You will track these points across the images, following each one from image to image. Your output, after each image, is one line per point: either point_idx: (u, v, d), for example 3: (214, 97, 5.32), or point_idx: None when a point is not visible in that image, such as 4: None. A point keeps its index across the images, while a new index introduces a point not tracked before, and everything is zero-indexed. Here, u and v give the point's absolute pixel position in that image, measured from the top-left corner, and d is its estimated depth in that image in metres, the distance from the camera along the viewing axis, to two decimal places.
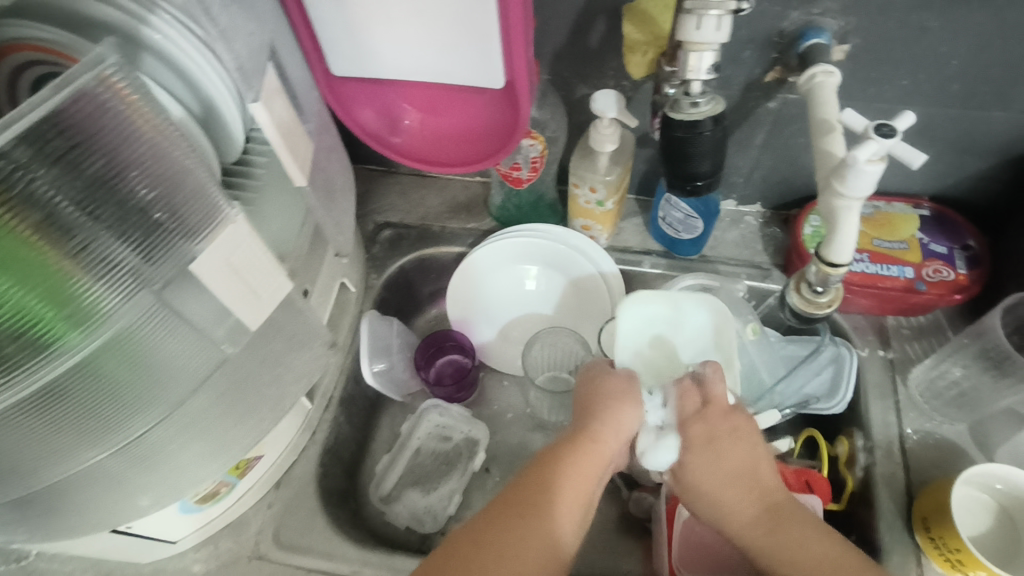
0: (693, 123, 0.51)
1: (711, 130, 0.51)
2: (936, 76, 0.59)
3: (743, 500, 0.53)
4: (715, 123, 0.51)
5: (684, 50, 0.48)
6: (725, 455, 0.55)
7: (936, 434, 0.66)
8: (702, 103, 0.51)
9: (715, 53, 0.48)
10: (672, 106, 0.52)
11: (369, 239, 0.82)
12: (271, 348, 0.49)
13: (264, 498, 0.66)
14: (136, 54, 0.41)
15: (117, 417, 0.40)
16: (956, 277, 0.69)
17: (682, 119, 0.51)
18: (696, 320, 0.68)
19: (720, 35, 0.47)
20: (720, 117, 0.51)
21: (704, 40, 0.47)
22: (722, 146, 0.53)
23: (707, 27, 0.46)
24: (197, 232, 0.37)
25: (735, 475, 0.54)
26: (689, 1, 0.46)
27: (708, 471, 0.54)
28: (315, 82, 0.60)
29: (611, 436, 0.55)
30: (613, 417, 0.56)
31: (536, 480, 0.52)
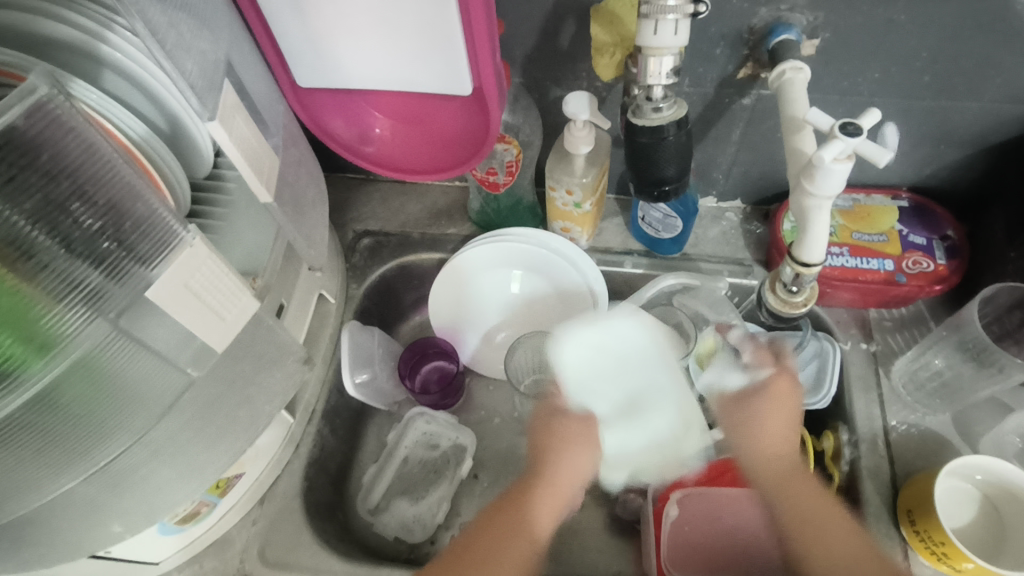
0: (656, 128, 0.50)
1: (676, 133, 0.51)
2: (907, 68, 0.59)
3: (779, 459, 0.57)
4: (678, 128, 0.51)
5: (644, 55, 0.48)
6: (766, 415, 0.59)
7: (921, 425, 0.66)
8: (664, 108, 0.50)
9: (674, 58, 0.48)
10: (633, 111, 0.51)
11: (349, 248, 0.82)
12: (241, 368, 0.48)
13: (249, 515, 0.66)
14: (96, 71, 0.44)
15: (82, 446, 0.40)
16: (936, 268, 0.69)
17: (644, 125, 0.51)
18: (624, 330, 0.69)
19: (678, 39, 0.46)
20: (683, 121, 0.51)
21: (662, 45, 0.46)
22: (688, 148, 0.53)
23: (664, 31, 0.46)
24: (152, 257, 0.36)
25: (774, 444, 0.58)
26: (646, 5, 0.45)
27: (778, 426, 0.58)
28: (281, 93, 0.59)
29: (566, 476, 0.59)
30: (564, 462, 0.59)
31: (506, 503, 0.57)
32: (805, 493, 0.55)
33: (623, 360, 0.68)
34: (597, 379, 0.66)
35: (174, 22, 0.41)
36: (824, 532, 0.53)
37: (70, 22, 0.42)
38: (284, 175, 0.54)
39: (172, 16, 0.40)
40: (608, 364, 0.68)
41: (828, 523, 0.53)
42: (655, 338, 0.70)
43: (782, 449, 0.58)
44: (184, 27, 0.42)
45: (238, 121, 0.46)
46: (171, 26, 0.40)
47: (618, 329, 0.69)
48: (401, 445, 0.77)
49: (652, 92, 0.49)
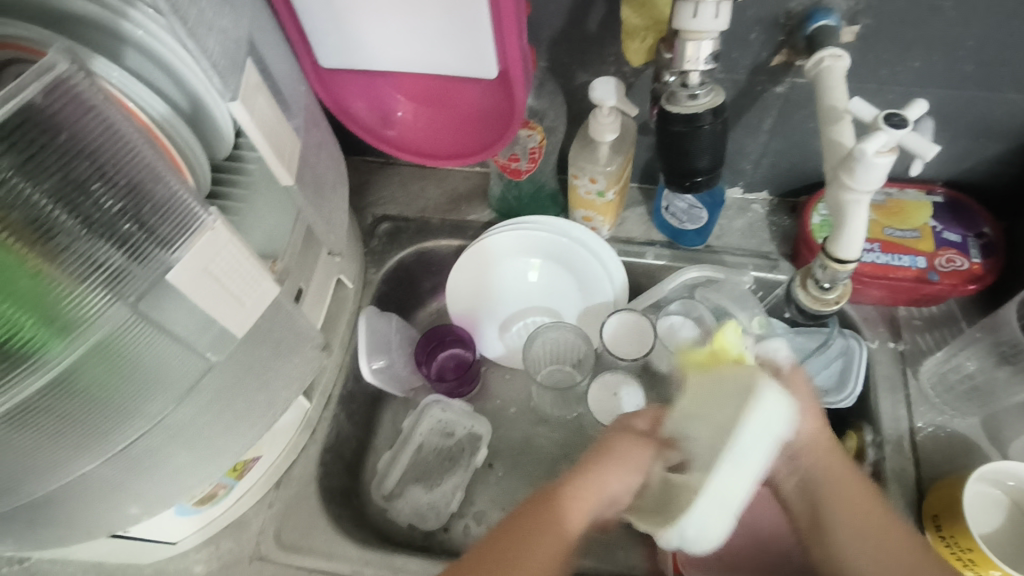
0: (692, 115, 0.49)
1: (712, 122, 0.49)
2: (949, 58, 0.57)
3: (828, 463, 0.50)
4: (714, 116, 0.49)
5: (682, 39, 0.46)
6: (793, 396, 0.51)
7: (947, 428, 0.65)
8: (700, 96, 0.48)
9: (713, 42, 0.46)
10: (668, 98, 0.50)
11: (367, 232, 0.81)
12: (259, 354, 0.48)
13: (265, 497, 0.66)
14: (117, 48, 0.41)
15: (102, 429, 0.40)
16: (971, 267, 0.67)
17: (679, 113, 0.49)
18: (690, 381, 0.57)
19: (718, 22, 0.44)
20: (719, 109, 0.49)
21: (702, 29, 0.44)
22: (722, 138, 0.51)
23: (704, 14, 0.44)
24: (174, 240, 0.36)
25: (812, 442, 0.50)
26: None
27: (814, 458, 0.50)
28: (304, 74, 0.58)
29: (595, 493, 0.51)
30: (602, 476, 0.52)
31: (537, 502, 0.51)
32: (847, 490, 0.49)
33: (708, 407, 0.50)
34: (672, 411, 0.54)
35: None
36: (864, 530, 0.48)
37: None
38: (305, 158, 0.53)
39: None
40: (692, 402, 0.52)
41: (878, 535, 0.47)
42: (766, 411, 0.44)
43: (825, 451, 0.50)
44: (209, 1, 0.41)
45: (260, 101, 0.44)
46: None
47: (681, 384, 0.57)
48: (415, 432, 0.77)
49: (688, 78, 0.48)
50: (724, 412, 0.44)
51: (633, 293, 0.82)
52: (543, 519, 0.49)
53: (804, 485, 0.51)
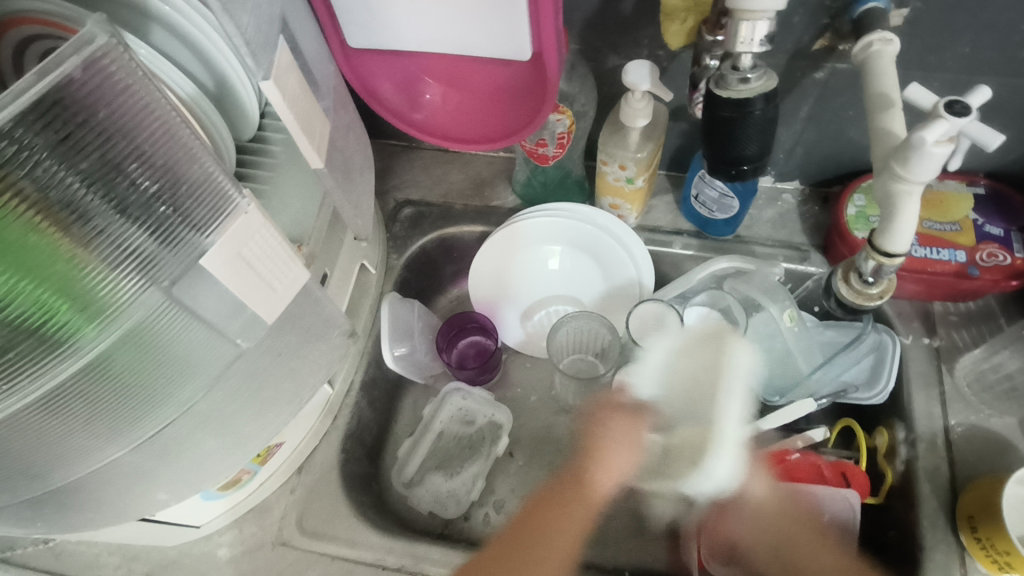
0: (743, 101, 0.47)
1: (764, 107, 0.47)
2: (1002, 43, 0.54)
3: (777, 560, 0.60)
4: (766, 101, 0.47)
5: (736, 18, 0.44)
6: (752, 510, 0.61)
7: (983, 427, 0.63)
8: (752, 79, 0.47)
9: (770, 23, 0.43)
10: (717, 82, 0.48)
11: (390, 217, 0.80)
12: (288, 342, 0.47)
13: (287, 483, 0.66)
14: (144, 25, 0.42)
15: (134, 416, 0.39)
16: (1013, 261, 0.64)
17: (729, 98, 0.47)
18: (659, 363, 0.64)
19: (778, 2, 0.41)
20: (772, 94, 0.47)
21: (760, 9, 0.42)
22: (773, 125, 0.49)
23: None
24: (207, 224, 0.35)
25: (764, 506, 0.60)
26: None
27: (747, 525, 0.61)
28: (332, 54, 0.56)
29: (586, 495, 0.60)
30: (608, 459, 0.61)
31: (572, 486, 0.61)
32: (798, 541, 0.58)
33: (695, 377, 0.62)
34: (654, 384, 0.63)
35: None
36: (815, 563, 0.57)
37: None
38: (333, 142, 0.52)
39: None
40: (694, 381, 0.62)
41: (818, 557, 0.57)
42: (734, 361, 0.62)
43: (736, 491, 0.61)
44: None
45: (292, 81, 0.43)
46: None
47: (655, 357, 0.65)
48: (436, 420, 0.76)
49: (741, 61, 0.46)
50: (700, 368, 0.62)
51: (659, 283, 0.81)
52: (551, 509, 0.60)
53: (774, 551, 0.60)
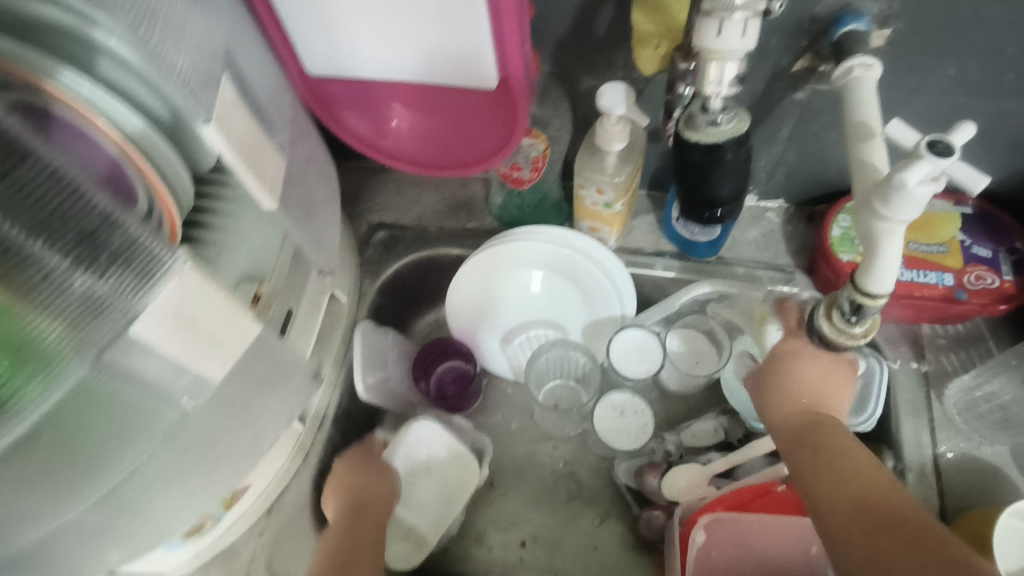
0: (713, 144, 0.45)
1: (735, 151, 0.46)
2: (989, 64, 0.52)
3: (799, 412, 0.53)
4: (737, 145, 0.46)
5: (705, 59, 0.41)
6: (801, 366, 0.56)
7: (974, 455, 0.61)
8: (723, 122, 0.45)
9: (738, 64, 0.41)
10: (686, 122, 0.46)
11: (362, 242, 0.77)
12: (242, 392, 0.44)
13: (256, 524, 0.63)
14: (88, 56, 0.35)
15: (79, 480, 0.37)
16: (1001, 285, 0.63)
17: (700, 141, 0.46)
18: (423, 440, 0.70)
19: (746, 41, 0.39)
20: (743, 137, 0.46)
21: (727, 49, 0.40)
22: (747, 165, 0.48)
23: (730, 33, 0.39)
24: (142, 288, 0.32)
25: (796, 378, 0.56)
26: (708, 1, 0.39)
27: (783, 377, 0.56)
28: (290, 78, 0.54)
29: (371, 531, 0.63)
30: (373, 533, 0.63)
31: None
32: (833, 460, 0.47)
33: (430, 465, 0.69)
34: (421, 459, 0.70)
35: (155, 10, 0.36)
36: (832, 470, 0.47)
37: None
38: (291, 177, 0.49)
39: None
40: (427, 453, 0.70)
41: (861, 491, 0.44)
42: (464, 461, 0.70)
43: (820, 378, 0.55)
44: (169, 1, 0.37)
45: (237, 122, 0.41)
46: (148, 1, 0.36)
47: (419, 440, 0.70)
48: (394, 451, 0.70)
49: (710, 103, 0.44)
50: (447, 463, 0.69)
51: (641, 305, 0.78)
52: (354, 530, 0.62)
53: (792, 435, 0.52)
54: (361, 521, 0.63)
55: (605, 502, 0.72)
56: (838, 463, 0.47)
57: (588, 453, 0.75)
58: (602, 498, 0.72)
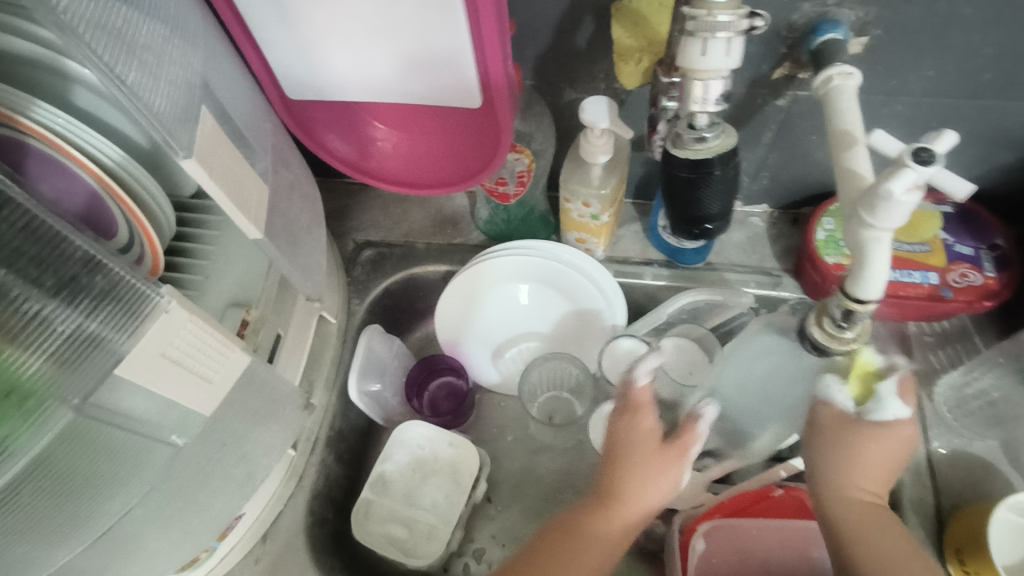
0: (700, 161, 0.46)
1: (723, 167, 0.46)
2: (966, 66, 0.53)
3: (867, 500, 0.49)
4: (724, 161, 0.46)
5: (689, 78, 0.42)
6: (876, 454, 0.49)
7: (966, 451, 0.62)
8: (709, 138, 0.45)
9: (722, 81, 0.42)
10: (673, 141, 0.47)
11: (349, 260, 0.76)
12: (231, 429, 0.43)
13: (251, 552, 0.62)
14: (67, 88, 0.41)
15: (67, 529, 0.36)
16: (985, 282, 0.64)
17: (687, 158, 0.46)
18: (416, 442, 0.71)
19: (730, 60, 0.40)
20: (730, 153, 0.46)
21: (711, 67, 0.40)
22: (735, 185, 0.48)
23: (713, 52, 0.39)
24: (123, 326, 0.32)
25: (867, 463, 0.49)
26: (690, 23, 0.39)
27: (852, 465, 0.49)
28: (270, 102, 0.53)
29: (632, 509, 0.58)
30: (640, 496, 0.59)
31: (554, 552, 0.58)
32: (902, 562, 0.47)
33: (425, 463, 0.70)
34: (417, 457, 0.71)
35: (132, 44, 0.34)
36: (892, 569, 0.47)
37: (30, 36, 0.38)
38: (274, 205, 0.48)
39: (112, 12, 0.33)
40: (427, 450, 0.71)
41: None
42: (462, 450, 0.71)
43: (892, 459, 0.49)
44: (147, 32, 0.36)
45: (219, 152, 0.39)
46: (125, 33, 0.34)
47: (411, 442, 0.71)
48: (392, 458, 0.71)
49: (697, 120, 0.44)
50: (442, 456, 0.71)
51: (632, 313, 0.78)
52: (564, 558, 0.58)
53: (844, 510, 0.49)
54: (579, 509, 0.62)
55: None
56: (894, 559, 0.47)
57: (584, 464, 0.75)
58: None
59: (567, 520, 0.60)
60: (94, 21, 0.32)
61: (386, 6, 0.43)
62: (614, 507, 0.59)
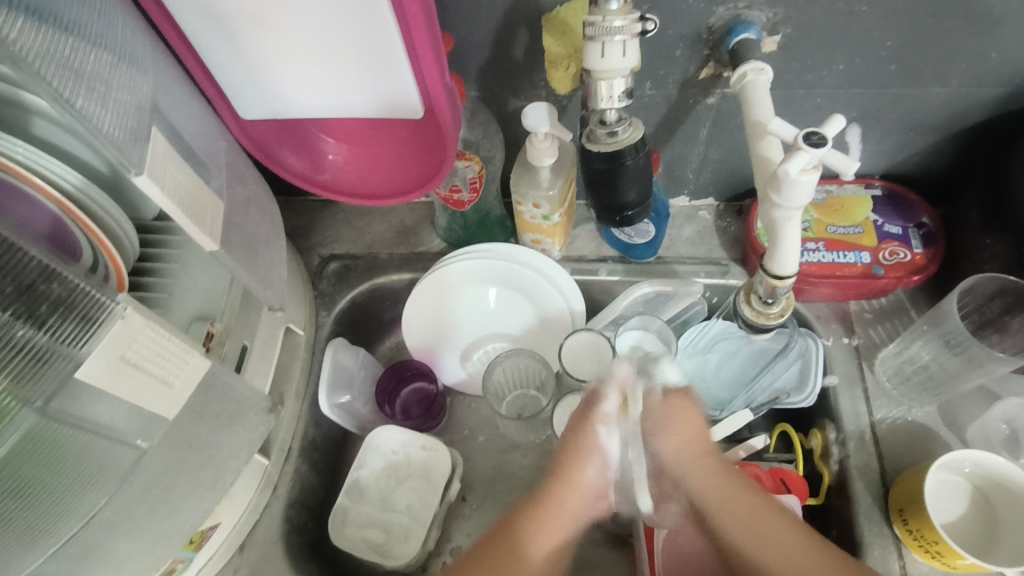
0: (614, 154, 0.52)
1: (634, 157, 0.52)
2: (871, 58, 0.57)
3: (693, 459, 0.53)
4: (636, 151, 0.52)
5: (594, 78, 0.48)
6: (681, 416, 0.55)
7: (906, 418, 0.66)
8: (619, 132, 0.51)
9: (624, 80, 0.48)
10: (588, 137, 0.53)
11: (315, 274, 0.79)
12: (198, 431, 0.46)
13: (230, 563, 0.63)
14: (23, 119, 0.43)
15: (33, 535, 0.38)
16: (913, 258, 0.68)
17: (601, 151, 0.52)
18: (390, 447, 0.72)
19: (627, 60, 0.46)
20: (640, 143, 0.52)
21: (610, 68, 0.47)
22: (646, 172, 0.54)
23: (612, 54, 0.46)
24: (81, 333, 0.34)
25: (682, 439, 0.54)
26: (591, 28, 0.45)
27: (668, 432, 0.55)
28: (225, 124, 0.56)
29: (574, 490, 0.53)
30: (576, 475, 0.54)
31: (506, 532, 0.50)
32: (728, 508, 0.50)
33: (398, 468, 0.72)
34: (392, 461, 0.72)
35: (79, 71, 0.37)
36: (753, 525, 0.49)
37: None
38: (231, 220, 0.51)
39: (59, 42, 0.36)
40: (401, 455, 0.72)
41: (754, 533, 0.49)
42: (439, 453, 0.72)
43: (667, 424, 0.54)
44: (94, 59, 0.38)
45: (171, 168, 0.42)
46: (73, 61, 0.37)
47: (385, 447, 0.72)
48: (367, 464, 0.72)
49: (607, 115, 0.50)
50: (415, 458, 0.72)
51: (591, 309, 0.81)
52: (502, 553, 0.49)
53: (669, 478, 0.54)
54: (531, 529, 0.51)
55: None
56: (722, 490, 0.51)
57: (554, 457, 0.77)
58: None
59: (524, 500, 0.53)
60: (43, 53, 0.34)
61: (325, 27, 0.47)
62: (563, 490, 0.53)
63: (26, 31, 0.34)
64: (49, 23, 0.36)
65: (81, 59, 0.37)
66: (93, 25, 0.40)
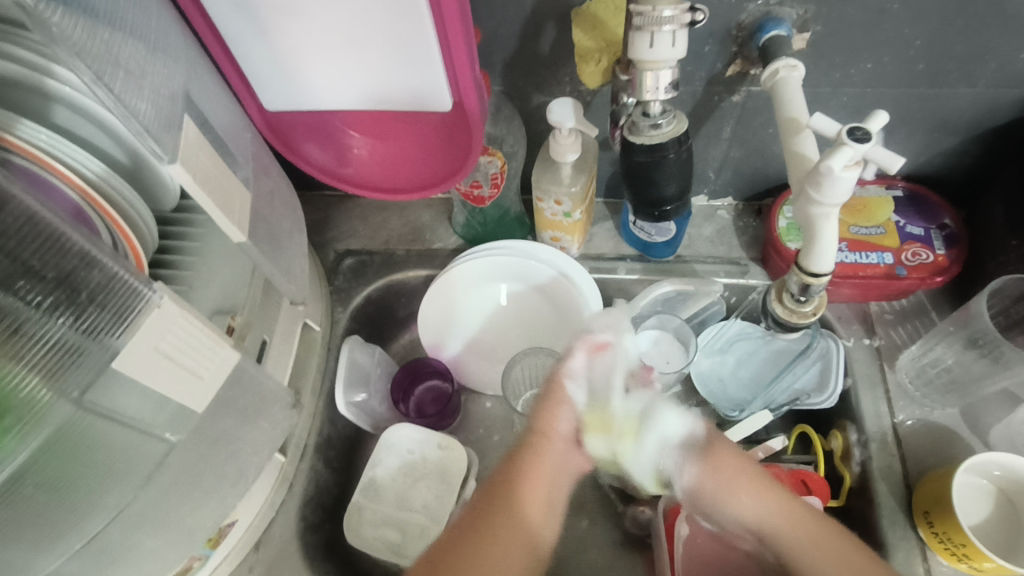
0: (656, 145, 0.52)
1: (677, 150, 0.53)
2: (900, 57, 0.57)
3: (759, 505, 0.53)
4: (678, 145, 0.53)
5: (641, 68, 0.48)
6: (718, 482, 0.54)
7: (929, 420, 0.65)
8: (662, 125, 0.52)
9: (671, 71, 0.48)
10: (631, 129, 0.53)
11: (330, 270, 0.78)
12: (224, 426, 0.45)
13: (245, 561, 0.62)
14: (45, 107, 0.42)
15: (61, 532, 0.37)
16: (936, 259, 0.68)
17: (643, 143, 0.52)
18: (406, 446, 0.72)
19: (675, 51, 0.46)
20: (682, 137, 0.53)
21: (659, 58, 0.46)
22: (687, 165, 0.54)
23: (661, 44, 0.46)
24: (118, 324, 0.34)
25: (741, 499, 0.53)
26: (637, 18, 0.45)
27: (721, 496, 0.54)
28: (249, 114, 0.56)
29: (555, 440, 0.55)
30: (553, 421, 0.56)
31: (497, 488, 0.51)
32: (808, 543, 0.50)
33: (413, 467, 0.71)
34: (408, 458, 0.71)
35: (115, 57, 0.36)
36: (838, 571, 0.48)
37: (9, 56, 0.40)
38: (257, 211, 0.50)
39: (97, 27, 0.35)
40: (418, 453, 0.71)
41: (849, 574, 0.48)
42: (455, 453, 0.71)
43: (735, 495, 0.54)
44: (129, 46, 0.38)
45: (201, 157, 0.41)
46: (110, 47, 0.36)
47: (400, 446, 0.72)
48: (382, 462, 0.71)
49: (650, 108, 0.51)
50: (431, 456, 0.71)
51: (608, 309, 0.81)
52: (502, 509, 0.50)
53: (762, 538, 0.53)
54: (515, 482, 0.52)
55: (590, 505, 0.74)
56: (810, 544, 0.50)
57: None
58: (589, 502, 0.74)
59: (500, 465, 0.54)
60: (83, 38, 0.34)
61: (357, 17, 0.46)
62: (541, 441, 0.54)
63: (66, 17, 0.33)
64: (87, 8, 0.35)
65: (116, 45, 0.36)
66: (125, 9, 0.39)
